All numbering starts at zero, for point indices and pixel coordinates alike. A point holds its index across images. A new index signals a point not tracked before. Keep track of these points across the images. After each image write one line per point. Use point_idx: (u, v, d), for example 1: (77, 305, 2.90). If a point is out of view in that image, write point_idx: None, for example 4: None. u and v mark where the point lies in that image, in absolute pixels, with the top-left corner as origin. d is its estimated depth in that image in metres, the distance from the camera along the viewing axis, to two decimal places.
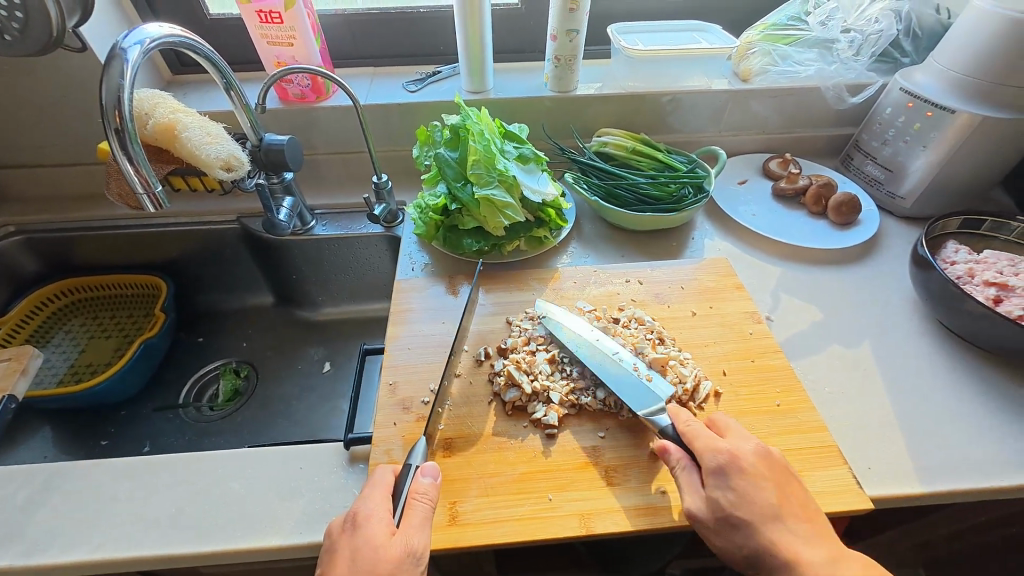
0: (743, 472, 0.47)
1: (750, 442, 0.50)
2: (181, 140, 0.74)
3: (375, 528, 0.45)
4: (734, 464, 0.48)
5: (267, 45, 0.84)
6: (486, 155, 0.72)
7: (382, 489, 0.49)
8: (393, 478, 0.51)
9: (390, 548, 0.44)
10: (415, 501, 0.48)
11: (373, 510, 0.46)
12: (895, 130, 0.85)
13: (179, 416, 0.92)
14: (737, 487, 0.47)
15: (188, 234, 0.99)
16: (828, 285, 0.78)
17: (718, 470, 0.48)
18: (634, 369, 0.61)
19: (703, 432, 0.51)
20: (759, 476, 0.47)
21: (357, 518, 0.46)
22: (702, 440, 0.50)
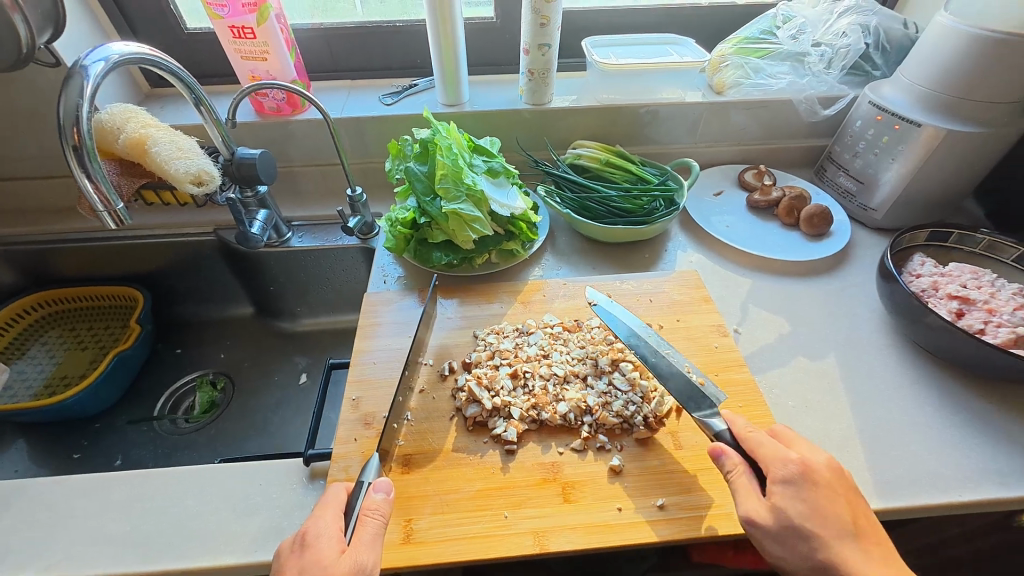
0: (819, 484, 0.47)
1: (817, 453, 0.50)
2: (151, 155, 0.74)
3: (324, 546, 0.44)
4: (812, 476, 0.47)
5: (241, 60, 0.85)
6: (454, 169, 0.72)
7: (334, 507, 0.48)
8: (347, 496, 0.50)
9: (339, 568, 0.43)
10: (366, 518, 0.47)
11: (323, 529, 0.46)
12: (865, 143, 0.86)
13: (153, 428, 0.92)
14: (808, 498, 0.46)
15: (165, 246, 0.99)
16: (797, 298, 0.78)
17: (791, 481, 0.47)
18: (687, 371, 0.63)
19: (768, 441, 0.50)
20: (831, 488, 0.47)
21: (307, 538, 0.45)
22: (773, 450, 0.49)
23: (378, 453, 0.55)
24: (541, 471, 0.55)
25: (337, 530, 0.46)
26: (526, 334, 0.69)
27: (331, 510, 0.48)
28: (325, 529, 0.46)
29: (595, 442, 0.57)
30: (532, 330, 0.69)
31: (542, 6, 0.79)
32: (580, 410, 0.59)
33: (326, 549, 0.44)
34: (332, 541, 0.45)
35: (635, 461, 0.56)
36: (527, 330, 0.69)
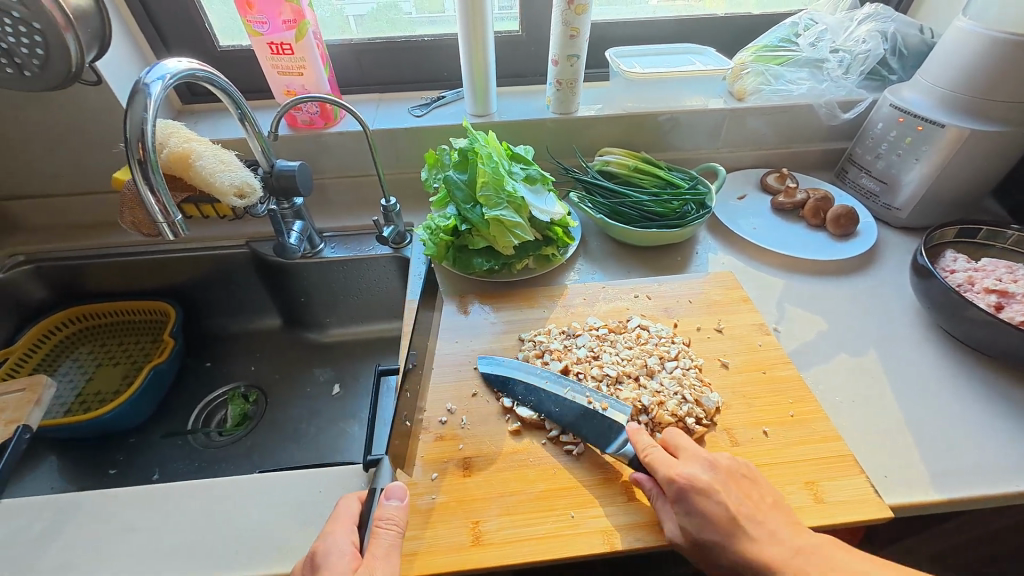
0: (699, 489, 0.49)
1: (699, 456, 0.52)
2: (195, 169, 0.76)
3: (340, 567, 0.44)
4: (698, 480, 0.49)
5: (278, 75, 0.87)
6: (495, 177, 0.74)
7: (349, 517, 0.49)
8: (360, 505, 0.50)
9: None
10: (381, 530, 0.47)
11: (336, 545, 0.45)
12: (888, 144, 0.88)
13: (188, 442, 0.92)
14: (698, 506, 0.48)
15: (197, 259, 1.00)
16: (832, 295, 0.79)
17: (680, 491, 0.49)
18: (589, 401, 0.60)
19: (661, 456, 0.52)
20: (714, 491, 0.49)
21: (318, 559, 0.45)
22: (662, 463, 0.51)
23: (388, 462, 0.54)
24: (602, 470, 0.56)
25: (352, 546, 0.46)
26: (573, 337, 0.69)
27: (346, 524, 0.48)
28: (341, 548, 0.45)
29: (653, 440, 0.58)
30: (578, 333, 0.69)
31: (572, 19, 0.82)
32: (636, 409, 0.60)
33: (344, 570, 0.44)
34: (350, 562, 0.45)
35: None
36: (573, 332, 0.69)
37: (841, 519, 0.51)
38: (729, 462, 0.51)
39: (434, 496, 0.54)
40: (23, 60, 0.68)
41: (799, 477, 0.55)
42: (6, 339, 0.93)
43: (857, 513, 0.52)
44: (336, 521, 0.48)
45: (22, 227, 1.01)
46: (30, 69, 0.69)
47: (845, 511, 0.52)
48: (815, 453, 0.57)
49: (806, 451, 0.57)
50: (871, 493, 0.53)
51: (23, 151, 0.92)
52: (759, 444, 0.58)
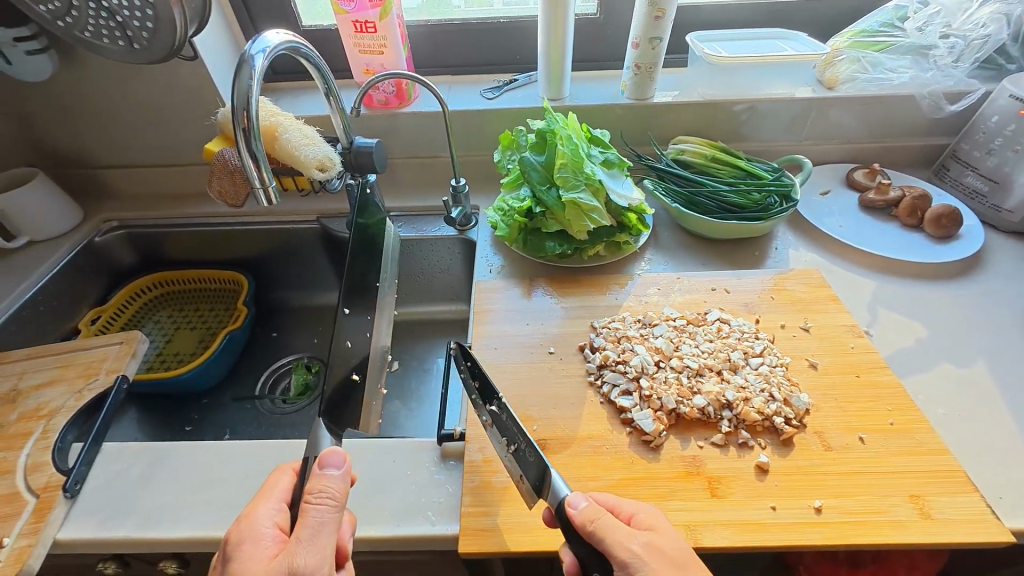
0: (665, 562, 0.41)
1: (656, 519, 0.45)
2: (281, 142, 0.78)
3: (250, 555, 0.42)
4: (672, 550, 0.42)
5: (359, 54, 0.88)
6: (574, 159, 0.72)
7: (278, 495, 0.48)
8: (295, 478, 0.50)
9: (272, 570, 0.42)
10: (312, 506, 0.44)
11: (253, 530, 0.44)
12: (1003, 139, 0.81)
13: (256, 407, 0.96)
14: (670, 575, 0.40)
15: (270, 232, 1.04)
16: (932, 301, 0.73)
17: (642, 565, 0.40)
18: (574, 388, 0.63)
19: (615, 528, 0.42)
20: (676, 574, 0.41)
21: (229, 547, 0.43)
22: (615, 531, 0.42)
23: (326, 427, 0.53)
24: (683, 464, 0.54)
25: (268, 529, 0.45)
26: (649, 326, 0.67)
27: (273, 501, 0.47)
28: (253, 533, 0.44)
29: (737, 437, 0.55)
30: (655, 323, 0.67)
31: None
32: (719, 403, 0.57)
33: (253, 559, 0.42)
34: (259, 548, 0.43)
35: (782, 459, 0.53)
36: (649, 322, 0.67)
37: (952, 538, 0.47)
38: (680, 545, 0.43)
39: (509, 475, 0.53)
40: (135, 33, 0.72)
41: (901, 489, 0.51)
42: (98, 298, 1.00)
43: (970, 533, 0.48)
44: (262, 498, 0.47)
45: (115, 196, 1.08)
46: (140, 41, 0.74)
47: (957, 530, 0.48)
48: (919, 466, 0.52)
49: (907, 463, 0.53)
50: (987, 513, 0.49)
51: (122, 124, 0.98)
52: (857, 451, 0.54)
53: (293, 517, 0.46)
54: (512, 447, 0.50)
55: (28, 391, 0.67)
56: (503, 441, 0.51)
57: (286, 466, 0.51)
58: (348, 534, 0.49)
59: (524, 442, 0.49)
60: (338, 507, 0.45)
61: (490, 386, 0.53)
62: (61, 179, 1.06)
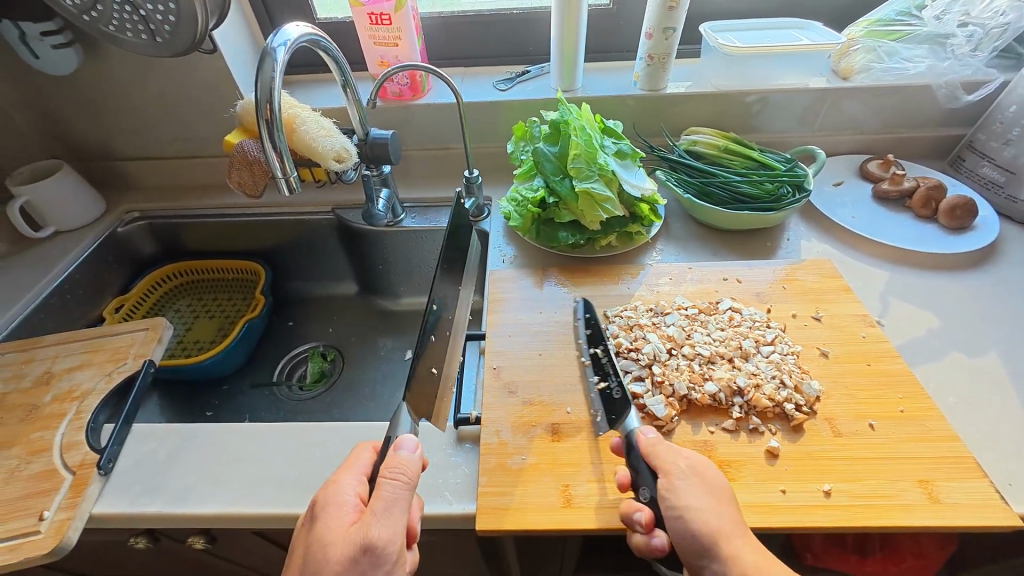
0: (706, 486, 0.47)
1: (703, 457, 0.51)
2: (298, 133, 0.80)
3: (331, 522, 0.46)
4: (714, 478, 0.48)
5: (374, 46, 0.90)
6: (588, 149, 0.73)
7: (359, 466, 0.50)
8: (373, 456, 0.51)
9: (349, 538, 0.44)
10: (386, 481, 0.46)
11: (336, 498, 0.47)
12: (1020, 129, 0.80)
13: (274, 393, 0.98)
14: (703, 493, 0.47)
15: (286, 223, 1.06)
16: (945, 292, 0.73)
17: (684, 480, 0.48)
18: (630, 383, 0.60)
19: (664, 448, 0.50)
20: (714, 492, 0.47)
21: (316, 508, 0.47)
22: (667, 454, 0.50)
23: (406, 409, 0.55)
24: (694, 448, 0.55)
25: (350, 499, 0.47)
26: (660, 315, 0.68)
27: (354, 473, 0.50)
28: (336, 498, 0.47)
29: (747, 423, 0.56)
30: (667, 311, 0.68)
31: None
32: (730, 390, 0.58)
33: (335, 525, 0.45)
34: (343, 516, 0.46)
35: (792, 444, 0.54)
36: (661, 310, 0.68)
37: (961, 521, 0.48)
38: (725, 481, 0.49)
39: (524, 457, 0.55)
40: (157, 26, 0.74)
41: (911, 474, 0.52)
42: (121, 287, 1.03)
43: (978, 517, 0.48)
44: (345, 469, 0.50)
45: (136, 187, 1.10)
46: (163, 35, 0.76)
47: (966, 514, 0.48)
48: (929, 452, 0.53)
49: (918, 449, 0.53)
50: (995, 498, 0.49)
51: (143, 116, 1.00)
52: (866, 436, 0.55)
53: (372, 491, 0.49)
54: (602, 383, 0.60)
55: (60, 374, 0.70)
56: (597, 377, 0.61)
57: (373, 444, 0.53)
58: (416, 514, 0.51)
59: (615, 379, 0.59)
60: (410, 485, 0.47)
61: (600, 335, 0.65)
62: (85, 172, 1.09)
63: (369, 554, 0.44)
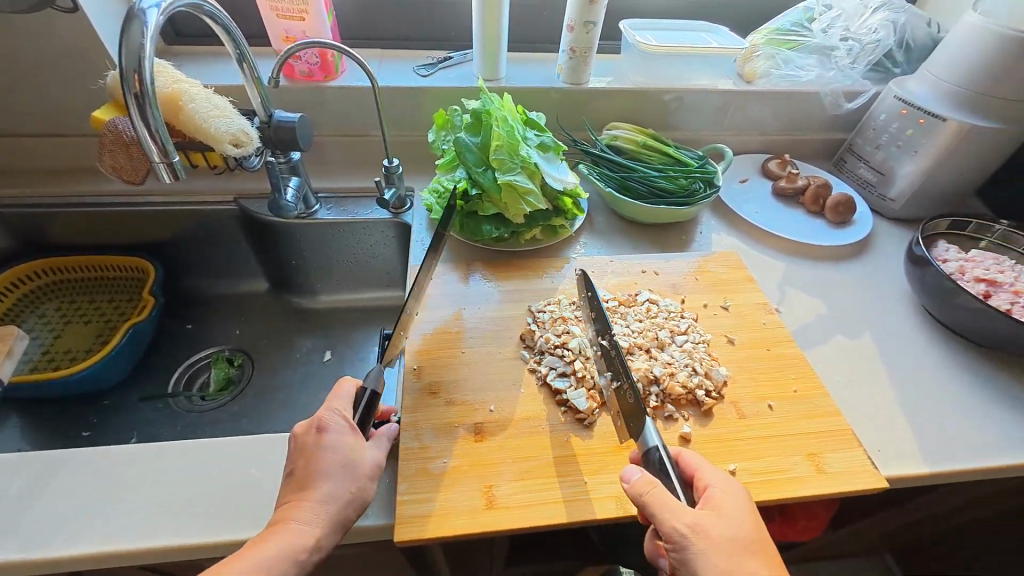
0: (715, 546, 0.42)
1: (715, 500, 0.46)
2: (186, 112, 0.70)
3: (340, 438, 0.49)
4: (728, 533, 0.43)
5: (277, 18, 0.81)
6: (509, 141, 0.72)
7: (345, 397, 0.53)
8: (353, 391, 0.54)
9: (362, 450, 0.49)
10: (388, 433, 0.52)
11: (338, 418, 0.50)
12: (888, 135, 0.91)
13: (169, 406, 0.87)
14: (715, 559, 0.41)
15: (179, 214, 0.94)
16: (829, 280, 0.81)
17: (689, 545, 0.42)
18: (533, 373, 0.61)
19: (664, 501, 0.44)
20: (726, 556, 0.41)
21: (323, 422, 0.49)
22: (660, 503, 0.44)
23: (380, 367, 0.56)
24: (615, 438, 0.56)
25: (347, 419, 0.51)
26: (583, 308, 0.68)
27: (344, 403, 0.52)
28: (339, 417, 0.50)
29: (663, 411, 0.58)
30: (589, 304, 0.68)
31: None
32: (647, 379, 0.60)
33: (343, 441, 0.49)
34: (350, 432, 0.49)
35: (703, 429, 0.57)
36: (583, 304, 0.68)
37: (843, 488, 0.53)
38: (746, 530, 0.43)
39: (446, 460, 0.53)
40: None
41: (802, 449, 0.57)
42: None
43: (856, 483, 0.54)
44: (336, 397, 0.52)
45: None
46: None
47: (846, 482, 0.54)
48: (818, 427, 0.59)
49: (808, 425, 0.59)
50: (868, 465, 0.56)
51: None
52: (767, 417, 0.59)
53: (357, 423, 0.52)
54: (615, 382, 0.57)
55: None
56: (609, 373, 0.58)
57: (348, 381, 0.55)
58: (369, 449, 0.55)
59: (627, 379, 0.55)
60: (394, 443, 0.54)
61: (607, 322, 0.61)
62: None
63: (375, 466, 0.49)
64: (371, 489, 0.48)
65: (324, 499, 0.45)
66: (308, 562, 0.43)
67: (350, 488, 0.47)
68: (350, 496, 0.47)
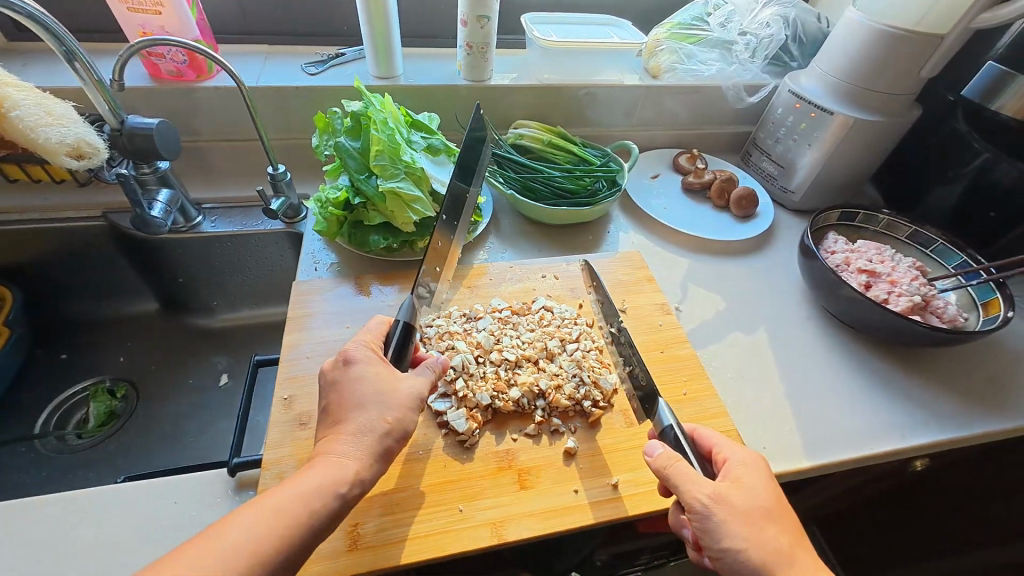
0: (736, 514, 0.43)
1: (736, 470, 0.47)
2: (9, 121, 0.61)
3: (366, 368, 0.49)
4: (745, 501, 0.44)
5: (128, 12, 0.72)
6: (390, 145, 0.67)
7: (375, 334, 0.53)
8: (387, 327, 0.55)
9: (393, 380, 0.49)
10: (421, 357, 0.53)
11: (369, 351, 0.50)
12: (785, 129, 0.92)
13: (35, 449, 0.78)
14: (736, 526, 0.42)
15: (35, 234, 0.83)
16: (730, 276, 0.82)
17: (711, 516, 0.43)
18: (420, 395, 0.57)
19: (690, 474, 0.45)
20: (749, 520, 0.43)
21: (353, 356, 0.49)
22: (683, 476, 0.45)
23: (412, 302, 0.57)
24: (496, 459, 0.53)
25: (375, 351, 0.51)
26: (473, 320, 0.65)
27: (371, 337, 0.53)
28: (363, 350, 0.50)
29: (549, 425, 0.56)
30: (480, 316, 0.65)
31: None
32: (533, 394, 0.57)
33: (370, 371, 0.49)
34: (377, 363, 0.49)
35: (588, 442, 0.56)
36: (474, 315, 0.65)
37: None
38: (766, 497, 0.45)
39: None
40: None
41: None
42: None
43: None
44: (364, 333, 0.53)
45: None
46: None
47: None
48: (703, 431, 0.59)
49: None
50: None
51: None
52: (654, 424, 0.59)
53: (393, 357, 0.52)
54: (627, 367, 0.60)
55: None
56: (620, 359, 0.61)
57: (382, 317, 0.56)
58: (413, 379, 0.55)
59: (638, 364, 0.58)
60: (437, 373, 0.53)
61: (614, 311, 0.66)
62: None
63: (413, 394, 0.49)
64: (407, 421, 0.47)
65: (356, 431, 0.45)
66: (338, 501, 0.43)
67: (386, 419, 0.46)
68: (387, 427, 0.46)
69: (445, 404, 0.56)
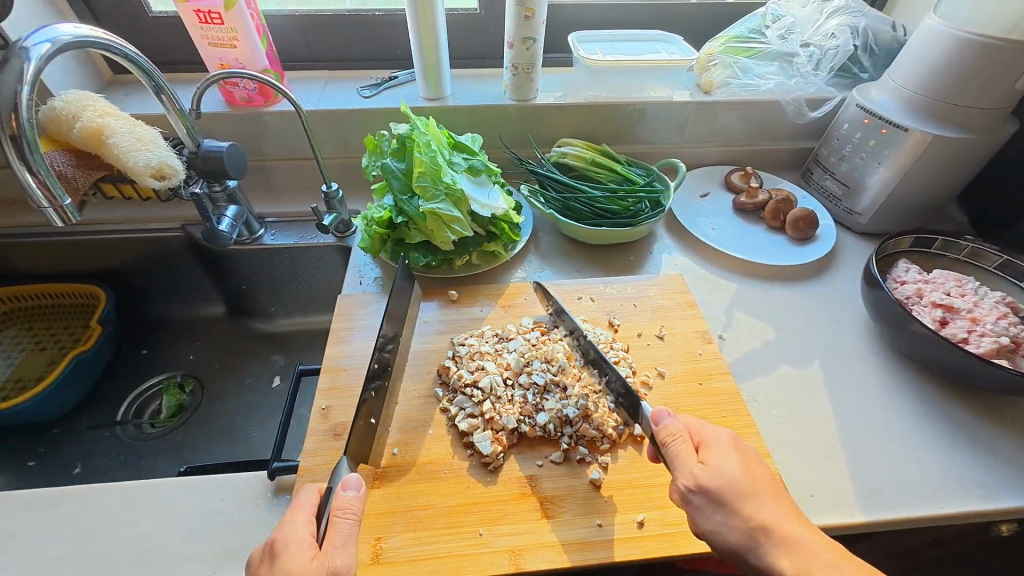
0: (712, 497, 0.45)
1: (724, 452, 0.48)
2: (109, 147, 0.69)
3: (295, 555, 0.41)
4: (715, 484, 0.45)
5: (209, 47, 0.80)
6: (432, 167, 0.69)
7: (306, 510, 0.45)
8: (320, 497, 0.47)
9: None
10: (338, 519, 0.43)
11: (294, 535, 0.43)
12: (852, 146, 0.85)
13: (116, 434, 0.87)
14: (710, 509, 0.45)
15: (127, 243, 0.93)
16: (783, 303, 0.77)
17: (690, 497, 0.46)
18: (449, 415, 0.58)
19: (678, 455, 0.48)
20: (724, 504, 0.45)
21: (275, 546, 0.42)
22: (676, 453, 0.48)
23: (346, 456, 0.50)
24: (519, 484, 0.53)
25: (307, 535, 0.43)
26: (505, 341, 0.66)
27: (304, 514, 0.45)
28: (292, 537, 0.43)
29: (575, 454, 0.56)
30: (511, 337, 0.66)
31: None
32: (560, 420, 0.57)
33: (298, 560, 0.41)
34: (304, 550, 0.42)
35: (613, 475, 0.54)
36: (506, 336, 0.66)
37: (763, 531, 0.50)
38: (745, 481, 0.45)
39: None
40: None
41: None
42: None
43: None
44: (295, 512, 0.45)
45: None
46: None
47: None
48: None
49: None
50: None
51: None
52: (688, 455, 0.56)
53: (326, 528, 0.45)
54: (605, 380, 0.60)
55: None
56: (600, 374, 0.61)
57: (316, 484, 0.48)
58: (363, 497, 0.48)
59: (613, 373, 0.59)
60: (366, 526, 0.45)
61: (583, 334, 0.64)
62: None
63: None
64: None
65: None
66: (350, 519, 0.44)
67: None
68: None
69: (469, 426, 0.56)
